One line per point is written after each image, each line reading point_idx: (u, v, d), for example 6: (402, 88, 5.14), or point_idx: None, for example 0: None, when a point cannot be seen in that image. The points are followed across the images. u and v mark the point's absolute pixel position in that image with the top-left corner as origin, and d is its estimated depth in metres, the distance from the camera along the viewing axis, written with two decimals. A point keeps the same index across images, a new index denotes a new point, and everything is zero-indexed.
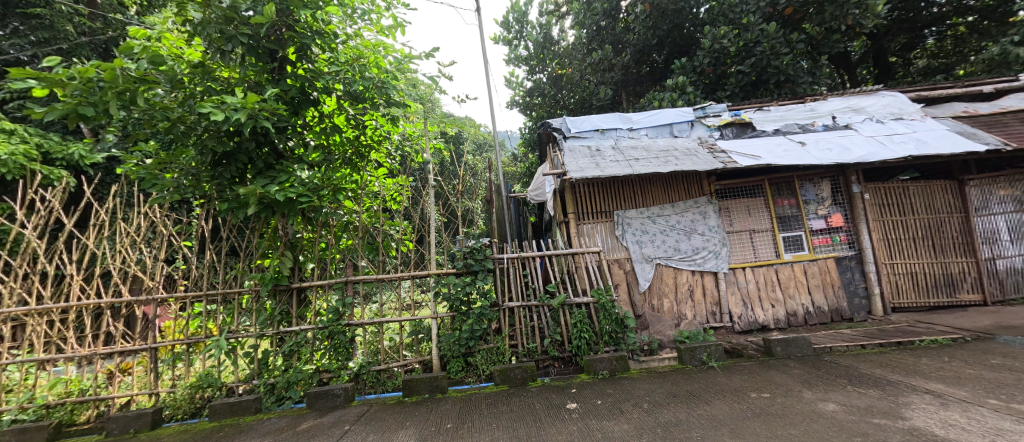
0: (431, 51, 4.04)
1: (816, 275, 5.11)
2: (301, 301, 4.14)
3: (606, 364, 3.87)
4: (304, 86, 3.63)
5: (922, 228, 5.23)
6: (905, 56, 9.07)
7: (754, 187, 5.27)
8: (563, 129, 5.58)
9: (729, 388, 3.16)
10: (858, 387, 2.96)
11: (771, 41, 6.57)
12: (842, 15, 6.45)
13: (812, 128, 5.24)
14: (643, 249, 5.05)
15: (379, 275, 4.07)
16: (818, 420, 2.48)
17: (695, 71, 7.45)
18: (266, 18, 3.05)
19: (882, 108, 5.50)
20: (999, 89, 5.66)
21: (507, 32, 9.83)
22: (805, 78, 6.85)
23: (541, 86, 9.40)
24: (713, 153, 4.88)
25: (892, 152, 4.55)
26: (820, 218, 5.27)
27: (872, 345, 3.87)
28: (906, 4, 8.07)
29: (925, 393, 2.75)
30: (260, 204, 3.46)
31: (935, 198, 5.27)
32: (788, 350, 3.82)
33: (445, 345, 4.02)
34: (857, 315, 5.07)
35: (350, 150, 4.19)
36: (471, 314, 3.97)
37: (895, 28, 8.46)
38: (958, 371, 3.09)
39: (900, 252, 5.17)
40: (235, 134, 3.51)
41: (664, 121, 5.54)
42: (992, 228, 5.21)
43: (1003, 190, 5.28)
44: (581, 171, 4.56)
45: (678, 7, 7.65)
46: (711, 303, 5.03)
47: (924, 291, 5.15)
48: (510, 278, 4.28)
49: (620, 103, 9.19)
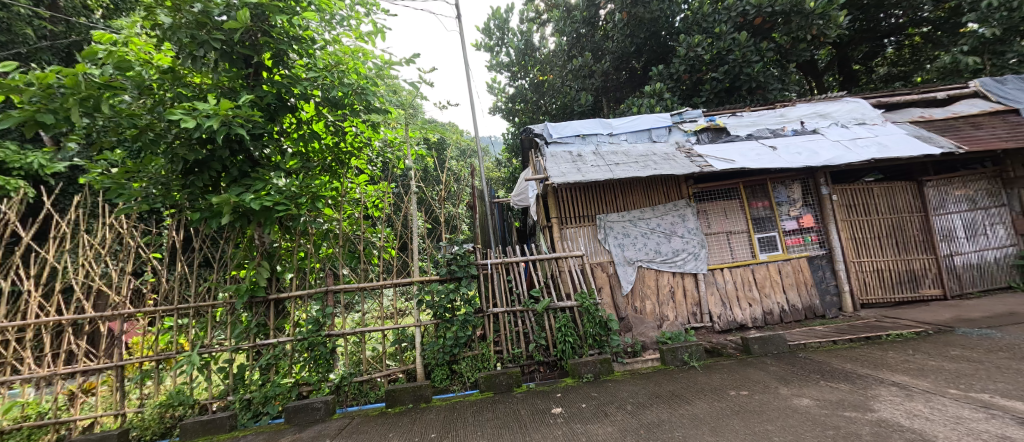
0: (412, 57, 4.03)
1: (790, 274, 5.29)
2: (279, 313, 4.02)
3: (591, 367, 3.89)
4: (281, 92, 3.58)
5: (887, 227, 5.49)
6: (868, 63, 9.62)
7: (730, 190, 5.43)
8: (545, 135, 5.60)
9: (709, 387, 3.22)
10: (830, 381, 3.08)
11: (742, 49, 6.86)
12: (808, 25, 6.70)
13: (782, 133, 5.45)
14: (625, 252, 5.14)
15: (361, 283, 4.03)
16: (793, 415, 2.56)
17: (672, 78, 7.65)
18: (239, 23, 3.00)
19: (847, 113, 5.75)
20: (951, 96, 6.01)
21: (488, 38, 9.82)
22: (776, 84, 7.15)
23: (523, 92, 9.41)
24: (690, 157, 5.02)
25: (857, 155, 4.78)
26: (793, 219, 5.47)
27: (843, 341, 4.02)
28: (866, 15, 8.56)
29: (892, 385, 2.87)
30: (235, 213, 3.38)
31: (897, 199, 5.54)
32: (765, 348, 3.92)
33: (429, 353, 4.00)
34: (829, 312, 5.26)
35: (330, 157, 4.15)
36: (456, 320, 3.97)
37: (858, 37, 8.98)
38: (921, 363, 3.25)
39: (866, 251, 5.41)
40: (208, 142, 3.40)
41: (642, 127, 5.65)
42: (949, 226, 5.50)
43: (959, 190, 5.59)
44: (563, 176, 4.65)
45: (654, 16, 7.88)
46: (692, 303, 5.14)
47: (890, 286, 5.39)
48: (494, 283, 4.29)
49: (601, 109, 9.37)
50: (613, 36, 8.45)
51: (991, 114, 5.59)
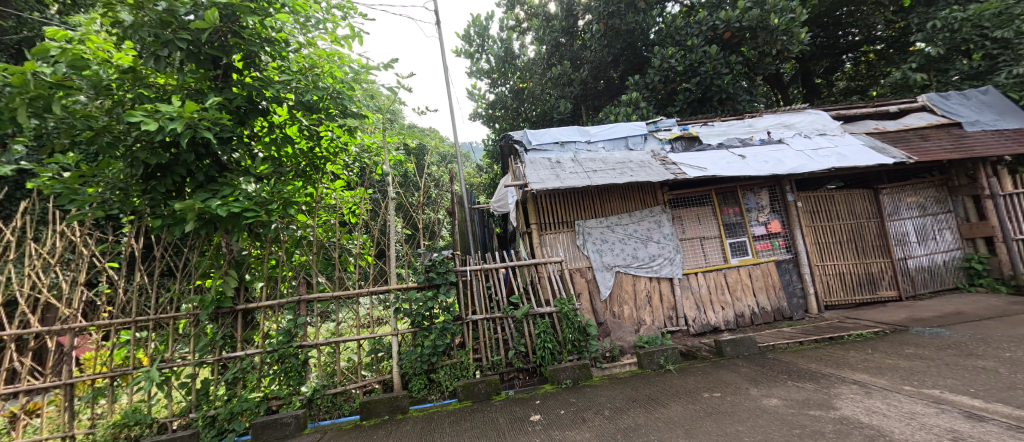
0: (390, 62, 4.00)
1: (759, 278, 5.49)
2: (248, 324, 3.86)
3: (570, 373, 3.91)
4: (251, 94, 3.46)
5: (847, 232, 5.79)
6: (829, 78, 10.21)
7: (703, 197, 5.61)
8: (524, 142, 5.64)
9: (684, 390, 3.29)
10: (796, 381, 3.20)
11: (712, 62, 7.14)
12: (772, 40, 7.00)
13: (751, 142, 5.69)
14: (603, 258, 5.21)
15: (335, 292, 3.92)
16: (762, 415, 2.65)
17: (648, 88, 7.89)
18: (207, 23, 2.90)
19: (810, 125, 6.07)
20: (902, 109, 6.43)
21: (468, 45, 9.85)
22: (744, 96, 7.48)
23: (503, 98, 9.48)
24: (664, 165, 5.16)
25: (819, 164, 5.04)
26: (761, 224, 5.69)
27: (808, 341, 4.20)
28: (826, 33, 9.19)
29: (853, 384, 3.02)
30: (200, 219, 3.23)
31: (856, 205, 5.86)
32: (736, 350, 4.04)
33: (406, 363, 3.90)
34: (796, 314, 5.49)
35: (304, 161, 4.06)
36: (434, 328, 3.91)
37: (819, 53, 9.54)
38: (879, 362, 3.43)
39: (829, 255, 5.69)
40: (171, 146, 3.25)
41: (619, 135, 5.78)
42: (903, 231, 5.86)
43: (910, 197, 5.97)
44: (542, 182, 4.70)
45: (629, 28, 8.11)
46: (668, 307, 5.24)
47: (851, 288, 5.68)
48: (473, 290, 4.26)
49: (580, 117, 9.53)
50: (591, 46, 8.64)
51: (937, 127, 6.02)
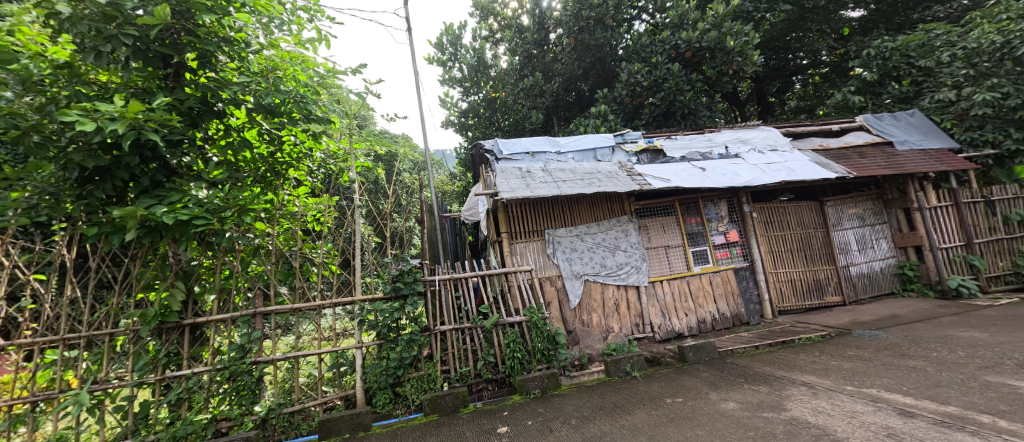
0: (358, 67, 3.92)
1: (720, 285, 5.74)
2: (196, 340, 3.61)
3: (538, 382, 3.88)
4: (206, 95, 3.28)
5: (797, 241, 6.18)
6: (781, 97, 10.97)
7: (667, 207, 5.83)
8: (495, 151, 5.66)
9: (648, 397, 3.36)
10: (752, 384, 3.35)
11: (675, 78, 7.50)
12: (729, 61, 7.44)
13: (710, 156, 5.98)
14: (573, 266, 5.28)
15: (295, 304, 3.73)
16: (720, 419, 2.75)
17: (616, 101, 8.16)
18: (157, 19, 2.73)
19: (763, 141, 6.47)
20: (843, 128, 7.00)
21: (440, 53, 9.82)
22: (705, 112, 7.89)
23: (476, 107, 9.51)
24: (631, 176, 5.33)
25: (771, 178, 5.37)
26: (721, 234, 5.97)
27: (764, 345, 4.42)
28: (777, 56, 9.93)
29: (802, 385, 3.20)
30: (143, 227, 3.00)
31: (805, 216, 6.28)
32: (698, 355, 4.18)
33: (371, 377, 3.77)
34: (753, 319, 5.77)
35: (264, 166, 3.88)
36: (400, 340, 3.81)
37: (772, 74, 10.29)
38: (826, 364, 3.66)
39: (782, 263, 6.05)
40: (113, 147, 3.02)
41: (588, 146, 5.92)
42: (845, 240, 6.33)
43: (852, 209, 6.47)
44: (512, 191, 4.72)
45: (598, 43, 8.38)
46: (635, 315, 5.37)
47: (802, 294, 6.05)
48: (442, 300, 4.19)
49: (552, 127, 9.70)
50: (562, 59, 8.85)
51: (873, 145, 6.58)
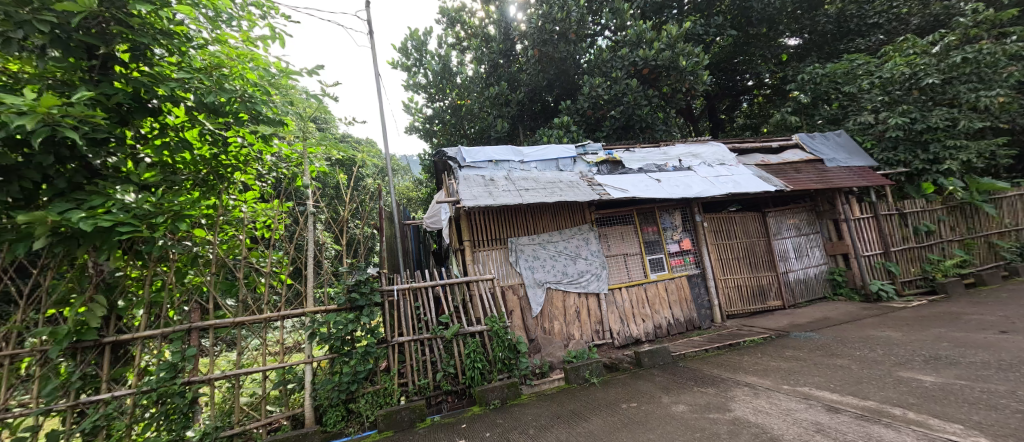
0: (314, 68, 3.77)
1: (674, 291, 6.00)
2: (119, 360, 3.28)
3: (498, 392, 3.84)
4: (139, 91, 3.02)
5: (743, 249, 6.61)
6: (730, 114, 11.81)
7: (626, 216, 6.05)
8: (458, 159, 5.61)
9: (605, 403, 3.42)
10: (700, 386, 3.51)
11: (633, 94, 7.86)
12: (682, 79, 7.93)
13: (665, 168, 6.29)
14: (535, 274, 5.32)
15: (237, 318, 3.49)
16: (670, 422, 2.85)
17: (579, 113, 8.42)
18: (79, 6, 2.50)
19: (713, 155, 6.90)
20: (782, 145, 7.61)
21: (405, 58, 9.69)
22: (661, 126, 8.31)
23: (441, 113, 9.44)
24: (591, 186, 5.48)
25: (719, 190, 5.72)
26: (675, 242, 6.26)
27: (713, 349, 4.66)
28: (726, 76, 10.71)
29: (745, 386, 3.39)
30: (55, 234, 2.68)
31: (750, 226, 6.73)
32: (653, 360, 4.33)
33: (321, 393, 3.57)
34: (704, 323, 6.07)
35: (205, 169, 3.53)
36: (354, 354, 3.62)
37: (721, 93, 11.09)
38: (766, 364, 3.91)
39: (730, 269, 6.44)
40: (22, 145, 2.68)
41: (550, 156, 6.03)
42: (784, 248, 6.85)
43: (790, 220, 7.03)
44: (474, 200, 4.70)
45: (562, 56, 8.63)
46: (595, 321, 5.48)
47: (747, 299, 6.46)
48: (400, 311, 4.07)
49: (517, 136, 9.83)
50: (527, 70, 9.01)
51: (807, 161, 7.21)
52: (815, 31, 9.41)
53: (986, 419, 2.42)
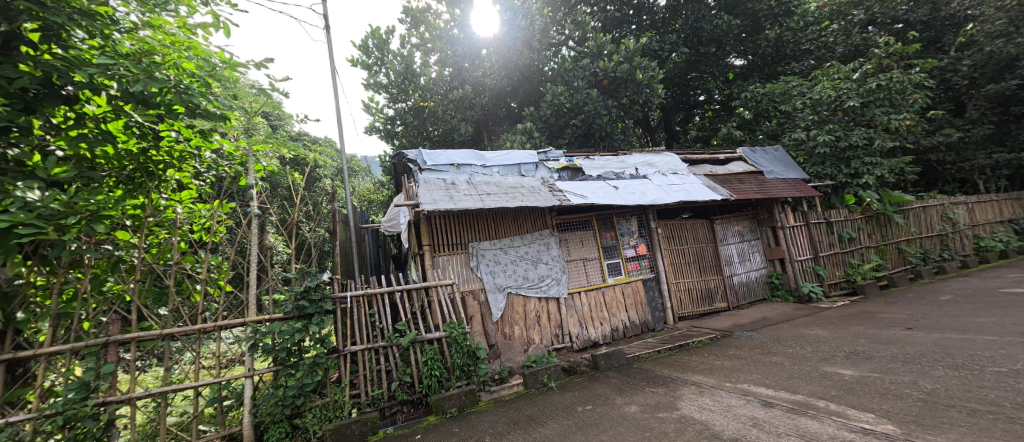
0: (263, 61, 3.53)
1: (630, 294, 6.21)
2: (17, 380, 2.85)
3: (456, 400, 3.74)
4: (50, 76, 2.67)
5: (694, 254, 6.99)
6: (684, 127, 12.52)
7: (585, 222, 6.20)
8: (418, 161, 5.49)
9: (561, 406, 3.46)
10: (652, 387, 3.65)
11: (594, 103, 8.12)
12: (639, 91, 8.30)
13: (623, 176, 6.53)
14: (496, 279, 5.30)
15: (165, 330, 3.16)
16: (622, 423, 2.93)
17: (542, 120, 8.56)
18: None
19: (667, 164, 7.25)
20: (728, 157, 8.16)
21: (366, 56, 9.39)
22: (619, 136, 8.64)
23: (403, 115, 9.23)
24: (552, 192, 5.57)
25: (672, 198, 6.03)
26: (632, 247, 6.50)
27: (665, 350, 4.86)
28: (681, 91, 11.34)
29: (692, 384, 3.57)
30: None
31: (699, 232, 7.14)
32: (609, 363, 4.44)
33: (263, 409, 3.32)
34: (658, 325, 6.33)
35: (132, 165, 3.21)
36: (301, 365, 3.42)
37: (676, 106, 11.74)
38: (712, 363, 4.14)
39: (681, 273, 6.78)
40: None
41: (513, 162, 6.06)
42: (730, 253, 7.33)
43: (735, 227, 7.53)
44: (434, 203, 4.61)
45: (526, 62, 8.76)
46: (555, 326, 5.54)
47: (697, 301, 6.82)
48: (353, 318, 3.89)
49: (482, 141, 9.82)
50: (491, 75, 9.03)
51: (750, 173, 7.78)
52: (757, 53, 10.23)
53: (893, 408, 2.70)
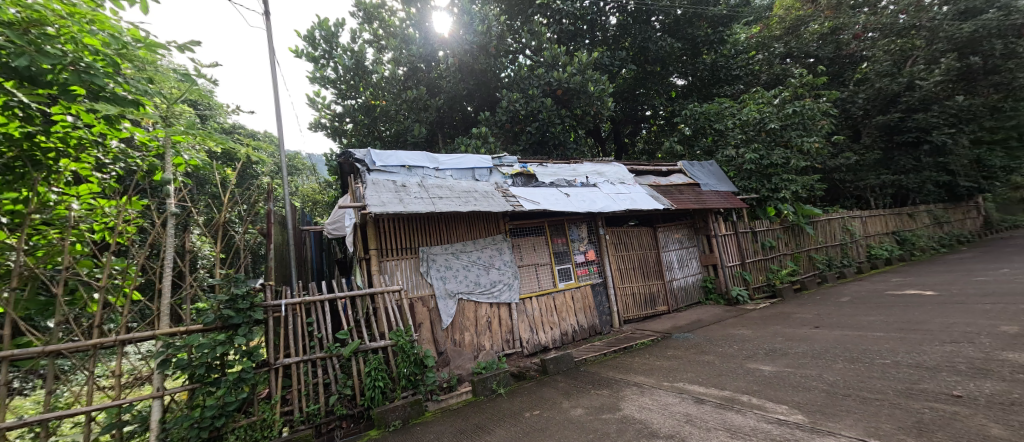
0: (188, 43, 3.17)
1: (579, 299, 6.38)
2: None
3: (400, 412, 3.58)
4: None
5: (638, 260, 7.37)
6: (631, 139, 13.26)
7: (537, 228, 6.30)
8: (367, 161, 5.26)
9: (509, 413, 3.45)
10: (597, 389, 3.76)
11: (548, 112, 8.33)
12: (591, 103, 8.64)
13: (574, 184, 6.73)
14: (446, 285, 5.19)
15: (47, 346, 2.68)
16: (567, 426, 2.98)
17: (497, 125, 8.61)
18: None
19: (615, 174, 7.59)
20: (670, 170, 8.73)
21: (312, 48, 8.86)
22: (572, 145, 8.93)
23: (353, 112, 8.81)
24: (505, 197, 5.59)
25: (619, 206, 6.31)
26: (582, 253, 6.70)
27: (610, 352, 5.05)
28: (629, 105, 12.01)
29: (634, 385, 3.73)
30: None
31: (643, 239, 7.55)
32: (557, 367, 4.51)
33: (174, 434, 2.96)
34: (605, 329, 6.57)
35: (13, 152, 2.73)
36: (223, 383, 3.07)
37: (624, 120, 12.39)
38: (652, 364, 4.36)
39: (626, 278, 7.11)
40: None
41: (466, 166, 6.00)
42: (670, 259, 7.82)
43: (675, 234, 8.06)
44: (382, 205, 4.42)
45: (482, 67, 8.82)
46: (506, 331, 5.53)
47: (641, 305, 7.18)
48: (288, 328, 3.59)
49: (436, 143, 9.66)
50: (447, 77, 8.87)
51: (688, 185, 8.39)
52: (696, 75, 11.17)
53: (803, 399, 3.01)
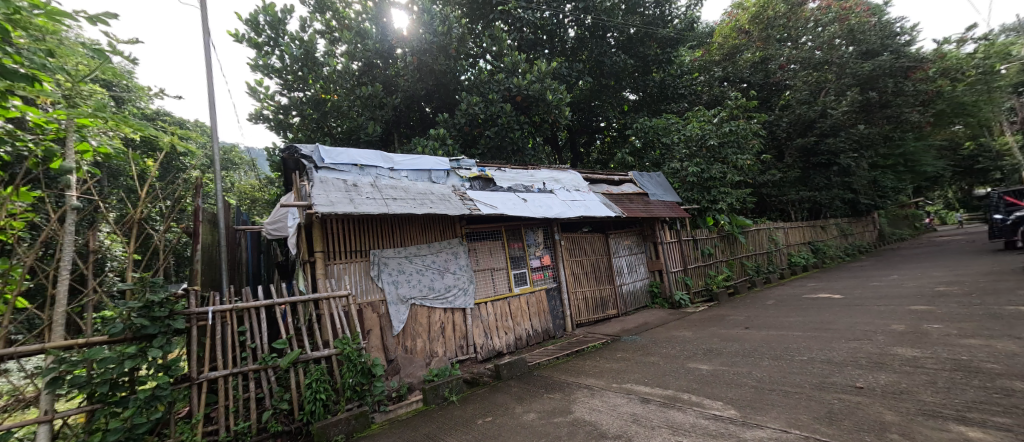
0: (99, 14, 2.79)
1: (534, 304, 6.44)
2: None
3: (343, 426, 3.34)
4: None
5: (591, 265, 7.61)
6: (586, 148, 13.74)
7: (494, 232, 6.28)
8: (314, 158, 4.93)
9: (461, 421, 3.37)
10: (549, 393, 3.80)
11: (506, 117, 8.37)
12: (549, 111, 8.82)
13: (531, 189, 6.81)
14: (398, 290, 4.99)
15: None
16: (519, 432, 2.97)
17: (456, 128, 8.50)
18: None
19: (571, 181, 7.80)
20: (622, 179, 9.13)
21: (254, 33, 8.19)
22: (530, 151, 9.05)
23: (300, 105, 8.25)
24: (462, 200, 5.51)
25: (574, 213, 6.49)
26: (537, 258, 6.79)
27: (563, 356, 5.14)
28: (584, 116, 12.46)
29: (585, 387, 3.82)
30: None
31: (596, 245, 7.81)
32: (511, 372, 4.50)
33: None
34: (558, 332, 6.69)
35: None
36: (132, 402, 2.69)
37: (580, 129, 12.82)
38: (603, 366, 4.50)
39: (579, 283, 7.31)
40: None
41: (423, 167, 5.84)
42: (620, 265, 8.17)
43: (625, 241, 8.44)
44: (330, 205, 4.16)
45: (441, 69, 8.67)
46: (460, 337, 5.42)
47: (592, 309, 7.41)
48: (216, 338, 3.23)
49: (391, 142, 9.34)
50: (404, 76, 8.64)
51: (638, 194, 8.84)
52: (647, 91, 11.91)
53: (736, 395, 3.26)
